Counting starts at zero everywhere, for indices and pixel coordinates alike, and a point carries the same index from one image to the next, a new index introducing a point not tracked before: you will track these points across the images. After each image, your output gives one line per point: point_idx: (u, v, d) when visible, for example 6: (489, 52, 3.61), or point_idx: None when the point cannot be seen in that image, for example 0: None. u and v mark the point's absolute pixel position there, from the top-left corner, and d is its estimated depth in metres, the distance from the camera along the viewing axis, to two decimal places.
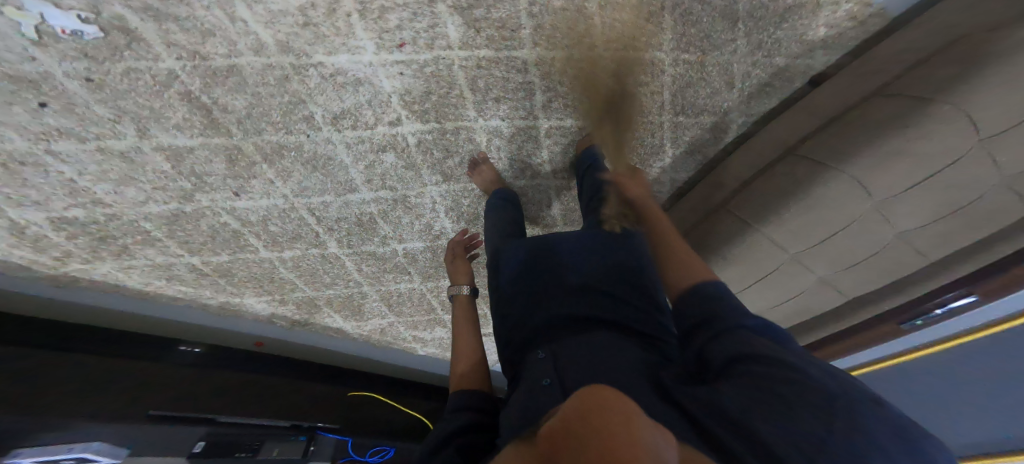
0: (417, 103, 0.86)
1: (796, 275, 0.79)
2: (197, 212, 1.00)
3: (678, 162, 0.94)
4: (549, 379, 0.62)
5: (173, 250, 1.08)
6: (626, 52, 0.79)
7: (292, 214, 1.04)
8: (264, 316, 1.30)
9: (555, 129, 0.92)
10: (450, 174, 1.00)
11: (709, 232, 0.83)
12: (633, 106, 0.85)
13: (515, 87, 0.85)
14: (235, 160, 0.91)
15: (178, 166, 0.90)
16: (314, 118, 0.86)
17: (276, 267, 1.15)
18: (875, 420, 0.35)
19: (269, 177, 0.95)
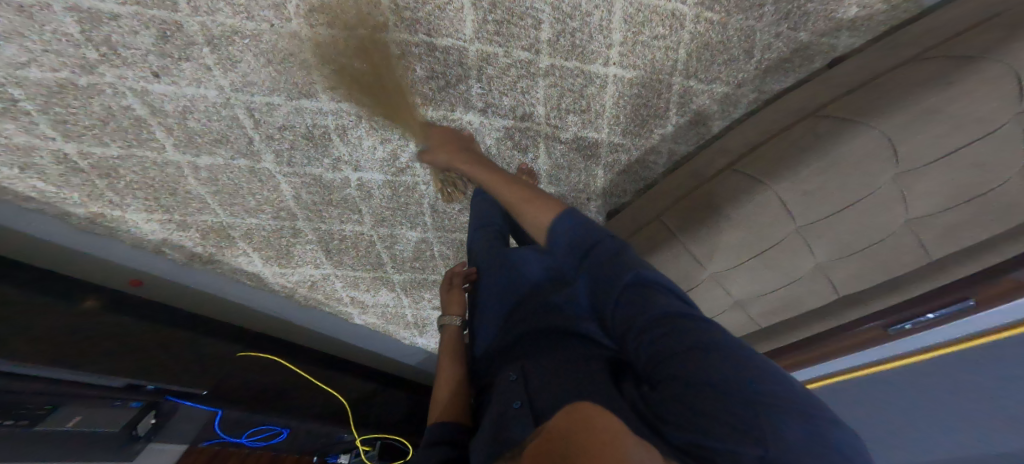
0: (410, 9, 0.68)
1: (789, 266, 0.72)
2: (96, 89, 0.66)
3: (680, 132, 0.94)
4: (513, 376, 0.52)
5: (39, 130, 0.70)
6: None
7: (224, 112, 0.73)
8: (151, 243, 0.95)
9: (556, 68, 0.78)
10: (432, 97, 0.81)
11: (712, 190, 0.73)
12: (659, 58, 0.78)
13: (520, 13, 0.71)
14: (168, 38, 0.62)
15: (90, 31, 0.59)
16: (285, 9, 0.62)
17: (185, 176, 0.82)
18: (800, 433, 0.30)
19: (208, 64, 0.66)
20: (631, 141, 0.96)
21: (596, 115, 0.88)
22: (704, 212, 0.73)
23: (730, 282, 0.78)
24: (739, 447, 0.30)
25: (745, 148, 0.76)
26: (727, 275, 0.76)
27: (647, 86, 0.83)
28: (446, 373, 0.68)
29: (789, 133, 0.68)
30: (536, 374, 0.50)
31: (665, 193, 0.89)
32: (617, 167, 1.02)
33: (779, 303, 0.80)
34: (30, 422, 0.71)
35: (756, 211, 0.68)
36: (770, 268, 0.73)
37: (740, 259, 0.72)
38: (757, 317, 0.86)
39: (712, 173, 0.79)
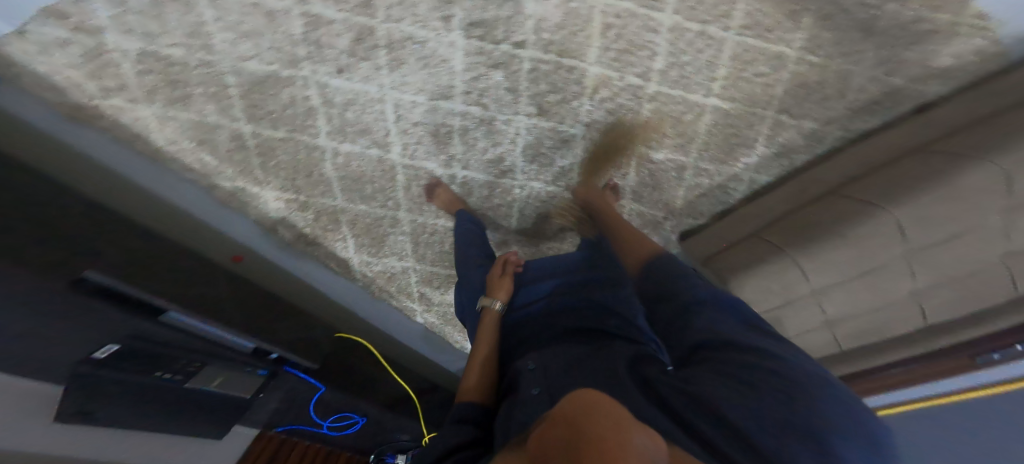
0: (549, 34, 0.78)
1: (887, 293, 0.78)
2: (291, 80, 0.80)
3: (764, 162, 1.01)
4: (538, 388, 0.63)
5: (231, 111, 0.81)
6: (756, 41, 0.78)
7: (377, 105, 0.86)
8: (267, 222, 0.99)
9: (663, 95, 0.87)
10: (546, 109, 0.90)
11: (823, 213, 0.82)
12: (757, 93, 0.86)
13: (641, 45, 0.79)
14: (361, 40, 0.78)
15: (307, 33, 0.75)
16: (451, 21, 0.77)
17: (322, 162, 0.92)
18: (834, 414, 0.39)
19: (379, 62, 0.81)
20: (715, 167, 1.03)
21: (688, 140, 0.96)
22: (812, 228, 0.82)
23: (825, 299, 0.85)
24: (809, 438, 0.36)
25: (851, 178, 0.85)
26: (825, 292, 0.83)
27: (742, 117, 0.91)
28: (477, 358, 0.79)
29: (901, 165, 0.76)
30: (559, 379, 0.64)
31: (759, 216, 0.98)
32: (698, 190, 1.09)
33: (865, 325, 0.83)
34: (184, 378, 0.76)
35: (870, 232, 0.75)
36: (869, 291, 0.79)
37: (842, 276, 0.79)
38: (841, 340, 0.90)
39: (816, 197, 0.89)
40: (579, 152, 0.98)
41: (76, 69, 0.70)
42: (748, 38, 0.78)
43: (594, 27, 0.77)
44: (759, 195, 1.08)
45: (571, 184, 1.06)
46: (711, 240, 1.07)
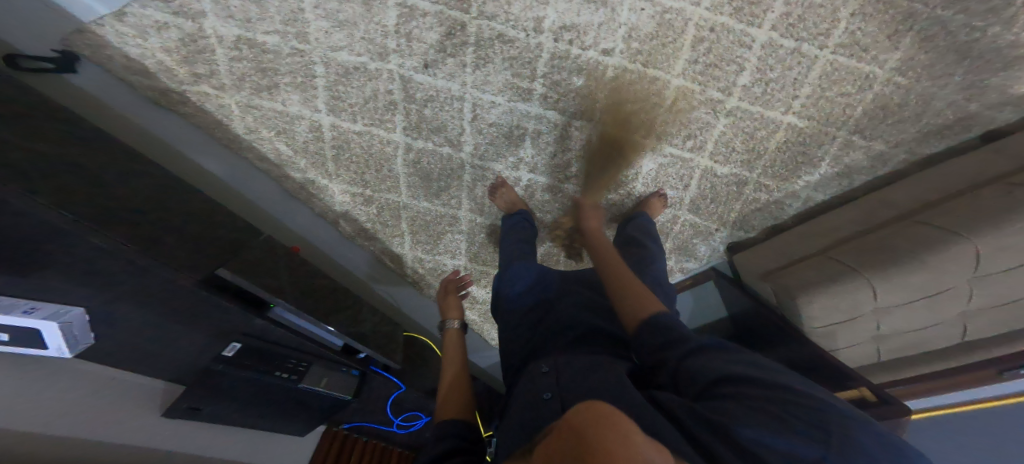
0: (637, 43, 0.78)
1: (942, 311, 0.84)
2: (378, 73, 0.80)
3: (825, 181, 1.01)
4: (549, 393, 0.57)
5: (314, 102, 0.82)
6: (849, 60, 0.78)
7: (455, 103, 0.87)
8: (332, 213, 1.00)
9: (740, 111, 0.88)
10: (620, 118, 0.90)
11: (899, 238, 0.84)
12: (834, 112, 0.87)
13: (729, 59, 0.80)
14: (451, 36, 0.78)
15: (399, 25, 0.75)
16: (542, 23, 0.77)
17: (394, 156, 0.93)
18: (874, 438, 0.34)
19: (465, 60, 0.81)
20: (776, 184, 1.04)
21: (756, 155, 0.97)
22: (888, 251, 0.83)
23: (884, 318, 0.88)
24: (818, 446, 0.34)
25: (918, 205, 0.87)
26: (886, 310, 0.87)
27: (812, 135, 0.92)
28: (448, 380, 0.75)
29: (977, 194, 0.78)
30: (566, 371, 0.60)
31: (820, 234, 1.01)
32: (754, 205, 1.10)
33: (906, 342, 0.93)
34: (298, 377, 0.77)
35: (949, 258, 0.77)
36: (926, 310, 0.85)
37: (911, 298, 0.83)
38: (882, 353, 0.97)
39: (879, 222, 0.92)
40: (646, 162, 0.99)
41: (169, 52, 0.72)
42: (840, 58, 0.78)
43: (684, 39, 0.77)
44: (815, 213, 1.09)
45: (631, 192, 1.06)
46: (766, 255, 1.09)
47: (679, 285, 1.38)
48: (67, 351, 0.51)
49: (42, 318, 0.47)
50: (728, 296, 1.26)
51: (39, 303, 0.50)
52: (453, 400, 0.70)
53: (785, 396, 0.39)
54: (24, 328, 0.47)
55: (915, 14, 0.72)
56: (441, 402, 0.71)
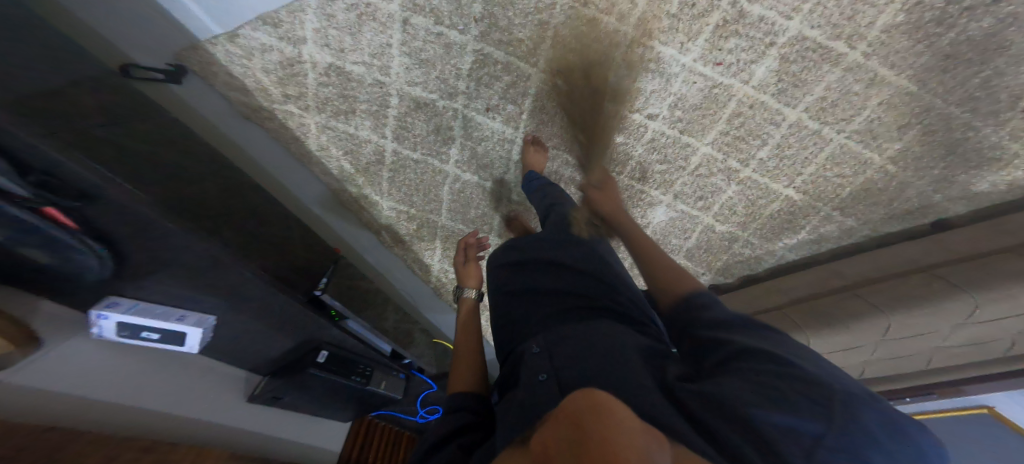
0: (681, 111, 0.93)
1: (849, 359, 1.01)
2: (443, 110, 0.92)
3: (800, 244, 1.20)
4: (546, 374, 0.57)
5: (383, 129, 0.93)
6: (858, 145, 0.96)
7: (505, 145, 0.99)
8: (376, 225, 1.10)
9: (749, 180, 1.04)
10: (647, 174, 1.05)
11: (836, 305, 1.00)
12: (818, 194, 1.06)
13: (754, 135, 0.96)
14: (515, 85, 0.90)
15: (474, 70, 0.88)
16: (600, 84, 0.90)
17: (443, 184, 1.04)
18: (873, 422, 0.36)
19: (523, 108, 0.93)
20: (761, 244, 1.21)
21: (751, 219, 1.14)
22: (830, 318, 0.99)
23: None
24: (819, 426, 0.36)
25: (859, 278, 1.04)
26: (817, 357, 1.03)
27: (801, 208, 1.10)
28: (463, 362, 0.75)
29: (908, 279, 0.93)
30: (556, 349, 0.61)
31: (787, 289, 1.17)
32: (738, 257, 1.27)
33: None
34: (363, 380, 0.89)
35: (867, 327, 0.93)
36: (840, 358, 1.02)
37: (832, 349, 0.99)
38: None
39: (827, 289, 1.09)
40: (659, 214, 1.13)
41: (267, 73, 0.84)
42: (851, 142, 0.96)
43: (724, 112, 0.93)
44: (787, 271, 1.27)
45: None
46: (746, 300, 1.26)
47: None
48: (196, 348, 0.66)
49: (190, 324, 0.63)
50: None
51: (186, 314, 0.65)
52: (466, 376, 0.72)
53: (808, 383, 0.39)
54: (169, 333, 0.62)
55: (930, 109, 0.88)
56: (454, 378, 0.72)
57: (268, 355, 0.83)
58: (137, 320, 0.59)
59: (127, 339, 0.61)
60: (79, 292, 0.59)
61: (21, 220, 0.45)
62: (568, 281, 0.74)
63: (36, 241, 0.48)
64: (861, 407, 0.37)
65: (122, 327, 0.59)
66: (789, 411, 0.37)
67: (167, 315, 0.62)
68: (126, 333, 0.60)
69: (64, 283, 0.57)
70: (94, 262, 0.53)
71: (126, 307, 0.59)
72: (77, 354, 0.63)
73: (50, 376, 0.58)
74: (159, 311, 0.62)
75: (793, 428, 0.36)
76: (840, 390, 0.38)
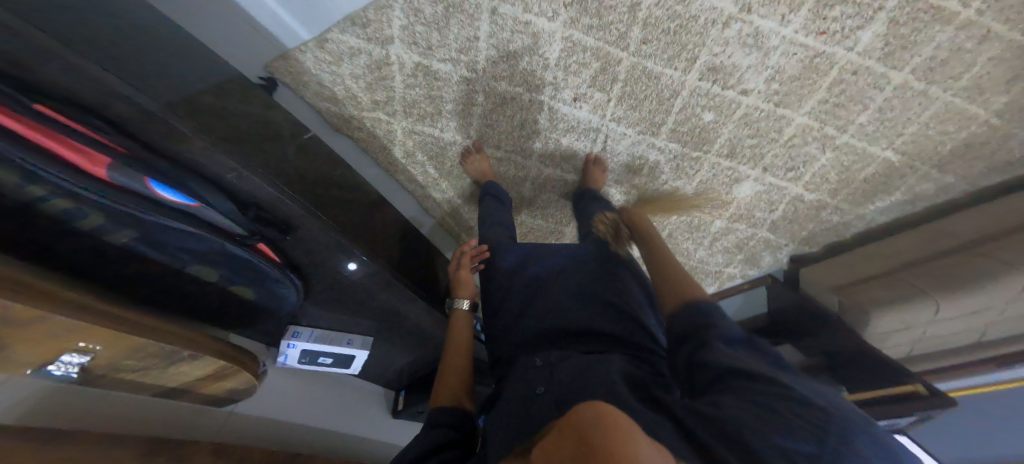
0: (778, 84, 0.84)
1: (974, 322, 0.99)
2: (530, 103, 0.90)
3: (892, 207, 1.13)
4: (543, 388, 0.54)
5: (468, 130, 0.93)
6: (964, 102, 0.86)
7: (590, 134, 0.96)
8: (461, 224, 1.10)
9: (844, 145, 0.95)
10: (735, 150, 0.98)
11: (957, 265, 0.98)
12: (916, 153, 0.97)
13: (856, 99, 0.86)
14: (603, 71, 0.85)
15: (562, 59, 0.83)
16: (694, 64, 0.83)
17: (525, 181, 1.05)
18: (873, 452, 0.35)
19: (611, 95, 0.89)
20: (851, 211, 1.15)
21: (841, 185, 1.06)
22: (955, 280, 0.97)
23: (932, 328, 1.03)
24: (812, 445, 0.34)
25: (978, 235, 0.98)
26: (939, 321, 1.01)
27: (898, 169, 1.02)
28: (455, 375, 0.68)
29: None
30: (558, 365, 0.58)
31: (888, 255, 1.12)
32: (825, 225, 1.21)
33: (935, 341, 1.08)
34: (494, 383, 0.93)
35: (1003, 285, 0.92)
36: (965, 321, 1.00)
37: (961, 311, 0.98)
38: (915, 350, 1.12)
39: (937, 249, 1.04)
40: (745, 189, 1.08)
41: (356, 79, 0.82)
42: (956, 99, 0.85)
43: (824, 81, 0.83)
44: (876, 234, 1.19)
45: (722, 215, 1.16)
46: (836, 269, 1.21)
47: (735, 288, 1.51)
48: (358, 366, 0.85)
49: (359, 345, 0.82)
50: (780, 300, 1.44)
51: (351, 337, 0.83)
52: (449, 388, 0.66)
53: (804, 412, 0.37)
54: (346, 353, 0.80)
55: None
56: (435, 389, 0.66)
57: (399, 345, 0.89)
58: (323, 344, 0.78)
59: (309, 363, 0.79)
60: (257, 317, 0.70)
61: (241, 257, 0.55)
62: (571, 296, 0.71)
63: (245, 277, 0.59)
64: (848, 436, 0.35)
65: (311, 351, 0.78)
66: (790, 432, 0.35)
67: (339, 338, 0.81)
68: (309, 357, 0.78)
69: (250, 313, 0.68)
70: (292, 289, 0.66)
71: (309, 334, 0.78)
72: (270, 383, 0.80)
73: (262, 404, 0.78)
74: (333, 338, 0.80)
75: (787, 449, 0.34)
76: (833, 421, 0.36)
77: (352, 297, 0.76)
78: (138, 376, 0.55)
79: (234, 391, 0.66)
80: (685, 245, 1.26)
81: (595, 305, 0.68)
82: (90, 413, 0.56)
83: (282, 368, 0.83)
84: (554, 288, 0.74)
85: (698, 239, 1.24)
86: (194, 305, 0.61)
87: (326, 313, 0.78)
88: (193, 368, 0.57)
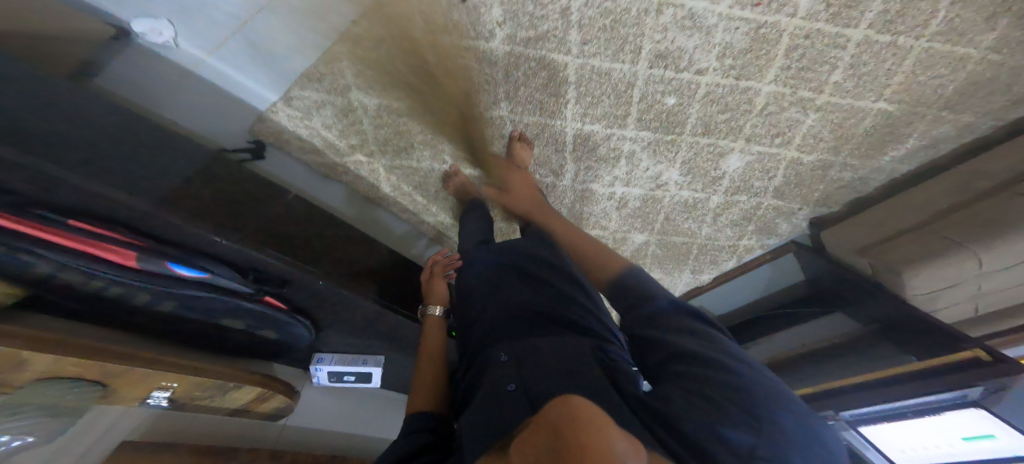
0: (731, 59, 0.85)
1: None
2: (491, 120, 0.96)
3: (911, 154, 1.05)
4: (515, 383, 0.57)
5: (441, 157, 1.02)
6: (944, 46, 0.81)
7: (558, 138, 1.00)
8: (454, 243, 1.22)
9: (830, 104, 0.92)
10: (711, 127, 0.97)
11: (998, 205, 0.87)
12: (912, 96, 0.91)
13: (822, 60, 0.84)
14: (552, 80, 0.89)
15: (509, 74, 0.87)
16: (640, 53, 0.84)
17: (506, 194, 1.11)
18: (797, 428, 0.40)
19: (567, 98, 0.92)
20: (862, 164, 1.08)
21: (843, 141, 1.01)
22: (992, 223, 0.85)
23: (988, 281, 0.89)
24: (748, 431, 0.39)
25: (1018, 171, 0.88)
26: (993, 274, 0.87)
27: (900, 117, 0.96)
28: (426, 379, 0.74)
29: None
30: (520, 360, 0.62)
31: (915, 207, 1.03)
32: (839, 184, 1.14)
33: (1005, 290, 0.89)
34: None
35: None
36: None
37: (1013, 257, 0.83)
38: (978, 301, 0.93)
39: (971, 194, 0.94)
40: (733, 163, 1.05)
41: (329, 128, 0.93)
42: (934, 46, 0.81)
43: (778, 49, 0.82)
44: (897, 187, 1.12)
45: (717, 191, 1.12)
46: (861, 229, 1.14)
47: (759, 261, 1.43)
48: (377, 381, 0.95)
49: (373, 365, 0.91)
50: (809, 267, 1.35)
51: (365, 356, 0.93)
52: (422, 393, 0.72)
53: (738, 386, 0.43)
54: (363, 372, 0.90)
55: None
56: (412, 394, 0.72)
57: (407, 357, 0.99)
58: (340, 366, 0.88)
59: (336, 382, 0.90)
60: (287, 351, 0.83)
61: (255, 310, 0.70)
62: (542, 292, 0.78)
63: (264, 323, 0.73)
64: (775, 406, 0.41)
65: (331, 374, 0.89)
66: (727, 419, 0.41)
67: (356, 359, 0.91)
68: (333, 378, 0.89)
69: (276, 350, 0.82)
70: (303, 329, 0.79)
71: (328, 357, 0.89)
72: (312, 399, 0.92)
73: (308, 417, 0.90)
74: (352, 359, 0.90)
75: (723, 431, 0.40)
76: (756, 391, 0.43)
77: (349, 324, 0.85)
78: (210, 401, 0.71)
79: (283, 407, 0.81)
80: (685, 226, 1.23)
81: (564, 300, 0.76)
82: (186, 430, 0.73)
83: (317, 386, 0.94)
84: (528, 283, 0.81)
85: (698, 219, 1.21)
86: (238, 348, 0.77)
87: (344, 340, 0.89)
88: (242, 393, 0.72)
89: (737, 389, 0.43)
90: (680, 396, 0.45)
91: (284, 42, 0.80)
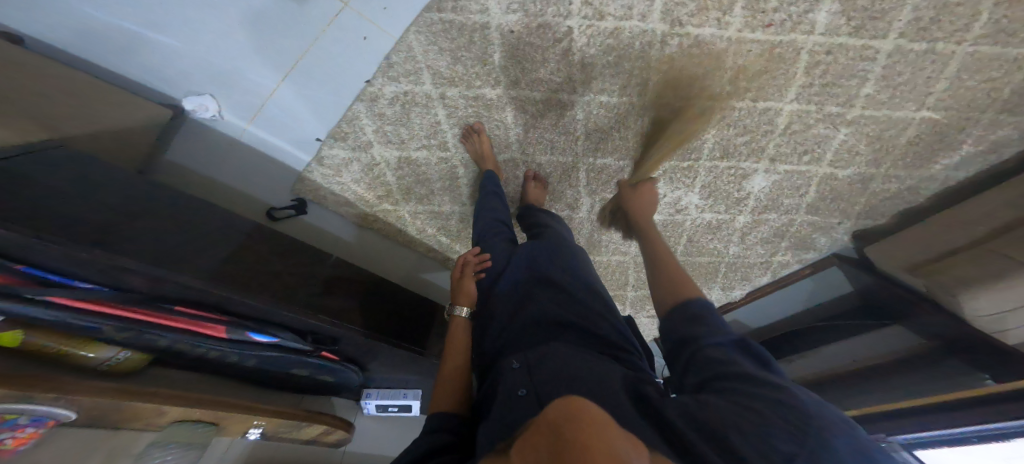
0: (746, 82, 0.81)
1: None
2: (506, 162, 0.99)
3: (968, 161, 0.95)
4: (526, 389, 0.52)
5: (460, 198, 1.05)
6: (994, 48, 0.73)
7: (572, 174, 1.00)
8: None
9: (863, 118, 0.85)
10: (730, 151, 0.93)
11: None
12: (961, 103, 0.82)
13: (850, 75, 0.79)
14: (559, 119, 0.89)
15: (518, 116, 0.89)
16: (646, 85, 0.82)
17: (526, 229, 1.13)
18: (847, 446, 0.37)
19: (577, 134, 0.92)
20: (909, 173, 0.99)
21: (883, 153, 0.93)
22: None
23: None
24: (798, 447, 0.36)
25: None
26: None
27: (949, 125, 0.87)
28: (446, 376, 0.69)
29: None
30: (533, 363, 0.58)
31: (969, 223, 0.93)
32: (883, 196, 1.05)
33: None
34: None
35: None
36: None
37: None
38: None
39: None
40: (758, 183, 1.00)
41: (357, 182, 1.00)
42: (983, 47, 0.73)
43: (798, 68, 0.78)
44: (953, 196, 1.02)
45: (742, 210, 1.08)
46: (907, 246, 1.05)
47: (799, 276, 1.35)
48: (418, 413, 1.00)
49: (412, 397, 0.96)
50: (855, 280, 1.26)
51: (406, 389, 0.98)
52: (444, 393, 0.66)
53: (785, 403, 0.40)
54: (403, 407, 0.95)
55: None
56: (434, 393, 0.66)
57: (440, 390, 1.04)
58: (384, 401, 0.94)
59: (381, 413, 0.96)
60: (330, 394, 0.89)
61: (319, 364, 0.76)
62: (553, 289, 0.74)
63: (323, 371, 0.79)
64: (826, 423, 0.38)
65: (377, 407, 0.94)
66: (780, 435, 0.37)
67: (395, 393, 0.96)
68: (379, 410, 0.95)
69: (330, 389, 0.88)
70: (353, 373, 0.84)
71: (376, 392, 0.96)
72: (365, 429, 0.95)
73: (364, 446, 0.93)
74: (395, 392, 0.96)
75: (770, 440, 0.37)
76: (807, 408, 0.39)
77: (383, 366, 0.91)
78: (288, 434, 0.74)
79: (343, 438, 0.84)
80: (712, 244, 1.19)
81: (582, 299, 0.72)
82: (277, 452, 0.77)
83: (369, 415, 0.97)
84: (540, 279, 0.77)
85: (725, 236, 1.17)
86: (299, 387, 0.82)
87: (377, 379, 0.94)
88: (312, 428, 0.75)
89: (788, 407, 0.40)
90: (722, 407, 0.41)
91: (310, 110, 0.87)
